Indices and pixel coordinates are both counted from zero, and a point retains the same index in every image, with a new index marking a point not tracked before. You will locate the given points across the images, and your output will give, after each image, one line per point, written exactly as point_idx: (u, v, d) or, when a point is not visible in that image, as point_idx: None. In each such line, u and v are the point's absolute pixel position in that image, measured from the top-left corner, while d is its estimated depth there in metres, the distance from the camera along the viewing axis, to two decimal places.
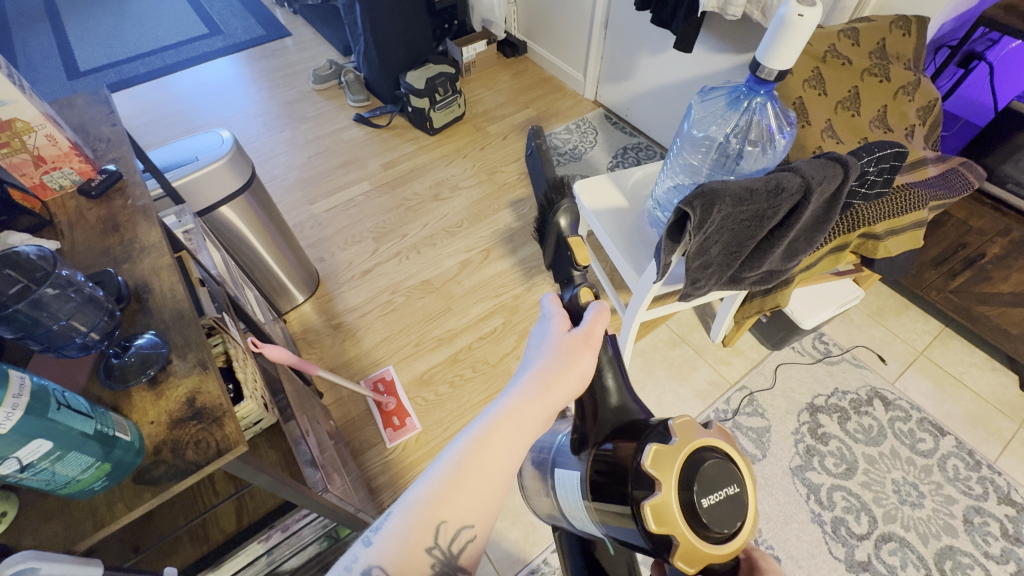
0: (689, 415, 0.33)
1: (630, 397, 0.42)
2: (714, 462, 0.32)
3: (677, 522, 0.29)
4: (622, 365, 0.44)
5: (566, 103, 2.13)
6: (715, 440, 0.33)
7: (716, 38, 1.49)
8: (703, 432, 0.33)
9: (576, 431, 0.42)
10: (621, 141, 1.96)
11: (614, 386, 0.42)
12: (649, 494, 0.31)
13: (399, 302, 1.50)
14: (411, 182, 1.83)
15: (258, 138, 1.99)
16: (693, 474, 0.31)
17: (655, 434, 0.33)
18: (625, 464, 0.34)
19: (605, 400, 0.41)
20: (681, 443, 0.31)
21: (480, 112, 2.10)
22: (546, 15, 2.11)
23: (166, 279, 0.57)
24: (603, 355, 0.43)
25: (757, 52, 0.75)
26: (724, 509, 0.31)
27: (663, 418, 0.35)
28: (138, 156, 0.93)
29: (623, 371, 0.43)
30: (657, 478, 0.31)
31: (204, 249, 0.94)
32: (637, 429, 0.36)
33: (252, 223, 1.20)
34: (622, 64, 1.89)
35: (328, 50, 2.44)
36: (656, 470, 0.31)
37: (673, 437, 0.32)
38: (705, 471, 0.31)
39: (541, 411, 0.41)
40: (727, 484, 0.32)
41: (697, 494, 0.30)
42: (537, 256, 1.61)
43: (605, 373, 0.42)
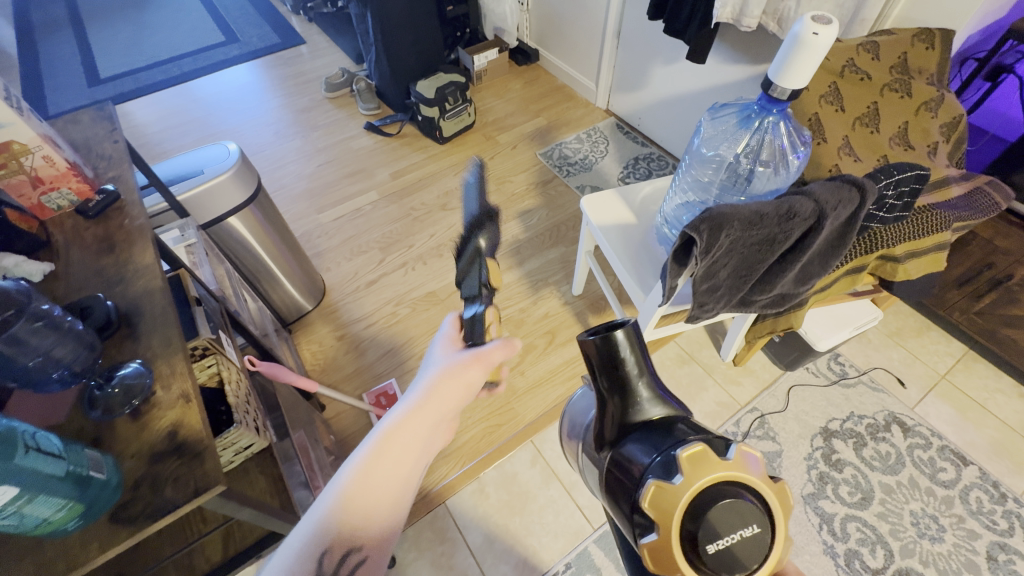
0: (702, 445, 0.32)
1: (666, 397, 0.39)
2: (727, 501, 0.30)
3: (677, 562, 0.30)
4: (649, 359, 0.39)
5: (577, 113, 2.11)
6: (735, 471, 0.31)
7: (730, 49, 1.45)
8: (717, 466, 0.31)
9: (598, 425, 0.39)
10: (633, 151, 1.94)
11: (647, 392, 0.38)
12: (648, 533, 0.31)
13: (404, 313, 1.49)
14: (419, 192, 1.82)
15: (269, 146, 2.01)
16: (699, 514, 0.30)
17: (662, 464, 0.32)
18: (632, 486, 0.34)
19: (635, 411, 0.38)
20: (685, 482, 0.30)
21: (491, 121, 2.08)
22: (559, 23, 2.09)
23: (155, 303, 0.56)
24: (627, 351, 0.38)
25: (769, 70, 0.73)
26: (738, 551, 0.30)
27: (679, 444, 0.33)
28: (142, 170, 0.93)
29: (648, 362, 0.39)
30: (655, 519, 0.31)
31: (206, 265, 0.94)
32: (655, 447, 0.34)
33: (258, 235, 1.20)
34: (635, 73, 1.87)
35: (340, 59, 2.45)
36: (653, 510, 0.31)
37: (679, 473, 0.31)
38: (716, 515, 0.30)
39: (433, 420, 0.43)
40: (744, 526, 0.30)
41: (702, 539, 0.30)
42: (542, 270, 1.58)
43: (634, 377, 0.38)
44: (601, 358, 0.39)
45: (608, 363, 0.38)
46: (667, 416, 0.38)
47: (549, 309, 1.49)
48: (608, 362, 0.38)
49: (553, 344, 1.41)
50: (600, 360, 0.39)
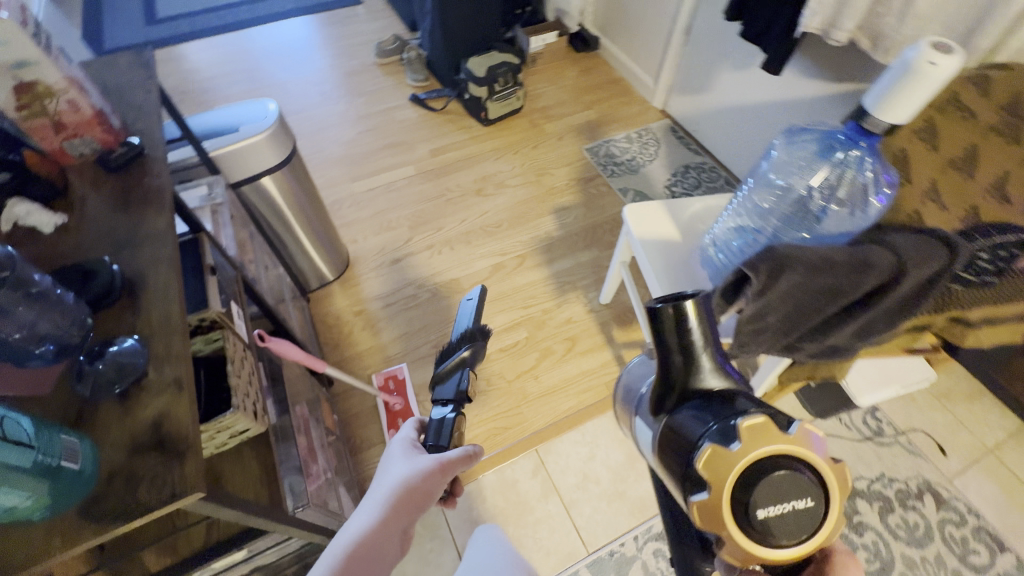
0: (762, 417, 0.29)
1: (726, 369, 0.37)
2: (780, 473, 0.28)
3: (723, 523, 0.29)
4: (717, 330, 0.36)
5: (631, 110, 2.01)
6: (797, 447, 0.29)
7: (811, 62, 1.33)
8: (781, 438, 0.29)
9: (653, 386, 0.37)
10: (684, 158, 1.83)
11: (710, 363, 0.36)
12: (696, 491, 0.30)
13: (424, 297, 1.46)
14: (456, 173, 1.76)
15: (313, 106, 1.98)
16: (754, 483, 0.28)
17: (720, 431, 0.30)
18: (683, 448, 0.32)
19: (696, 379, 0.36)
20: (743, 450, 0.28)
21: (539, 107, 1.99)
22: (626, 12, 1.97)
23: (160, 273, 0.53)
24: (695, 320, 0.36)
25: (866, 98, 0.63)
26: (790, 521, 0.28)
27: (738, 415, 0.31)
28: (176, 122, 0.91)
29: (716, 333, 0.36)
30: (707, 481, 0.29)
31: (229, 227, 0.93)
32: (710, 412, 0.33)
33: (288, 200, 1.17)
34: (699, 75, 1.75)
35: (395, 22, 2.38)
36: (708, 473, 0.29)
37: (736, 440, 0.29)
38: (770, 484, 0.28)
39: (395, 523, 0.50)
40: (799, 497, 0.28)
41: (754, 506, 0.28)
42: (572, 272, 1.52)
43: (699, 347, 0.35)
44: (668, 329, 0.36)
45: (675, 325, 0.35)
46: (723, 385, 0.36)
47: (573, 315, 1.42)
48: (679, 332, 0.35)
49: (572, 352, 1.36)
50: (663, 323, 0.36)
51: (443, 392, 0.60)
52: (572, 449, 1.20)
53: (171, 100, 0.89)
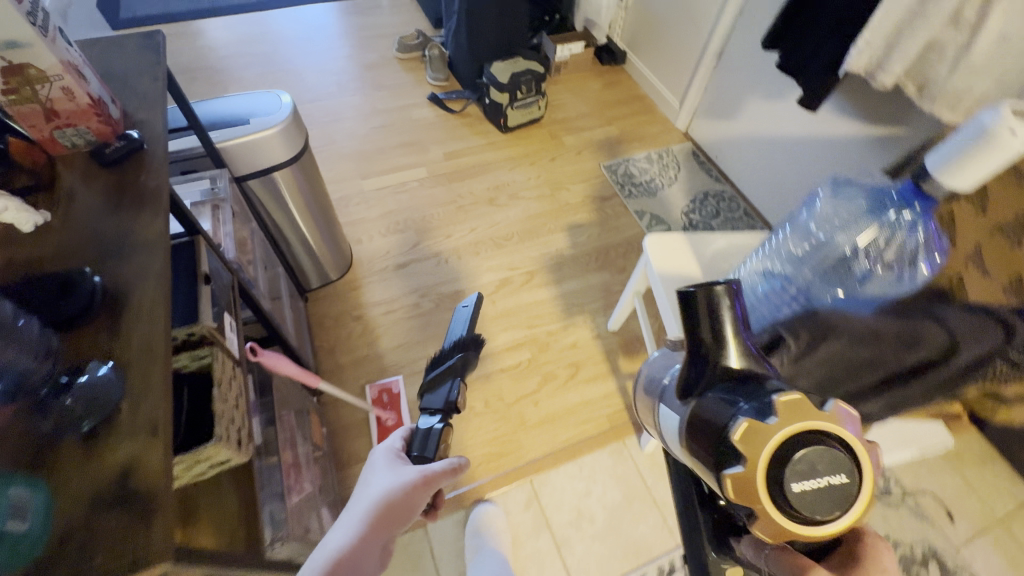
0: (800, 395, 0.30)
1: (756, 354, 0.36)
2: (816, 448, 0.29)
3: (757, 496, 0.29)
4: (744, 317, 0.37)
5: (652, 129, 1.96)
6: (830, 423, 0.30)
7: (848, 102, 1.29)
8: (815, 414, 0.30)
9: (682, 372, 0.38)
10: (703, 184, 1.78)
11: (738, 348, 0.36)
12: (731, 465, 0.30)
13: (427, 308, 1.41)
14: (470, 180, 1.71)
15: (328, 97, 1.92)
16: (789, 455, 0.29)
17: (755, 406, 0.31)
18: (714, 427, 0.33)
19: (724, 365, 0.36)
20: (780, 424, 0.29)
21: (560, 118, 1.94)
22: (657, 29, 1.92)
23: (146, 289, 0.47)
24: (727, 308, 0.37)
25: (929, 158, 0.57)
26: (822, 497, 0.29)
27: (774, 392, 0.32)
28: (184, 111, 0.85)
29: (745, 320, 0.37)
30: (743, 453, 0.30)
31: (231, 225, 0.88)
32: (739, 391, 0.34)
33: (294, 197, 1.12)
34: (727, 101, 1.70)
35: (418, 17, 2.32)
36: (744, 445, 0.30)
37: (773, 415, 0.30)
38: (805, 457, 0.29)
39: (379, 535, 0.49)
40: (832, 473, 0.29)
41: (789, 477, 0.29)
42: (580, 293, 1.47)
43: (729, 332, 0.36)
44: (699, 311, 0.37)
45: (708, 311, 0.36)
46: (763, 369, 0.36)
47: (578, 339, 1.38)
48: (708, 316, 0.36)
49: (575, 378, 1.31)
50: (697, 309, 0.37)
51: (432, 401, 0.61)
52: (568, 482, 1.15)
53: (179, 86, 0.84)
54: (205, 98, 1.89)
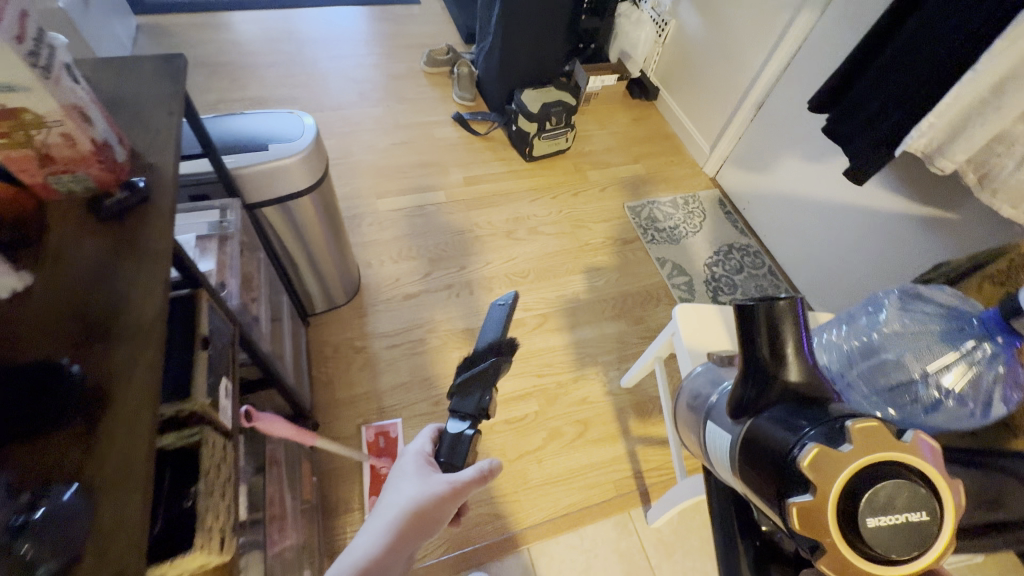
0: (875, 422, 0.32)
1: (818, 376, 0.38)
2: (892, 482, 0.30)
3: (826, 527, 0.31)
4: (807, 337, 0.39)
5: (680, 171, 1.90)
6: (907, 454, 0.31)
7: (895, 177, 1.23)
8: (892, 445, 0.31)
9: (738, 390, 0.40)
10: (729, 236, 1.72)
11: (800, 366, 0.38)
12: (799, 493, 0.32)
13: (433, 344, 1.34)
14: (489, 209, 1.65)
15: (350, 106, 1.86)
16: (865, 488, 0.30)
17: (824, 433, 0.33)
18: (775, 451, 0.35)
19: (787, 384, 0.37)
20: (853, 453, 0.31)
21: (586, 151, 1.88)
22: (695, 69, 1.87)
23: (130, 384, 0.41)
24: (789, 325, 0.38)
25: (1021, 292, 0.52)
26: (896, 532, 0.30)
27: (845, 418, 0.34)
28: (200, 136, 0.78)
29: (807, 343, 0.38)
30: (813, 481, 0.31)
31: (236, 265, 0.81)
32: (804, 413, 0.36)
33: (308, 226, 1.06)
34: (762, 153, 1.64)
35: (450, 29, 2.26)
36: (815, 474, 0.31)
37: (847, 442, 0.31)
38: (880, 490, 0.30)
39: (404, 544, 0.50)
40: (910, 509, 0.30)
41: (864, 510, 0.30)
42: (595, 343, 1.41)
43: (790, 349, 0.37)
44: (763, 330, 0.38)
45: (769, 330, 0.38)
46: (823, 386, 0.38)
47: (589, 394, 1.31)
48: (772, 337, 0.38)
49: (583, 437, 1.24)
50: (760, 327, 0.38)
51: (461, 405, 0.63)
52: (567, 554, 1.08)
53: (195, 109, 0.76)
54: (224, 94, 1.82)
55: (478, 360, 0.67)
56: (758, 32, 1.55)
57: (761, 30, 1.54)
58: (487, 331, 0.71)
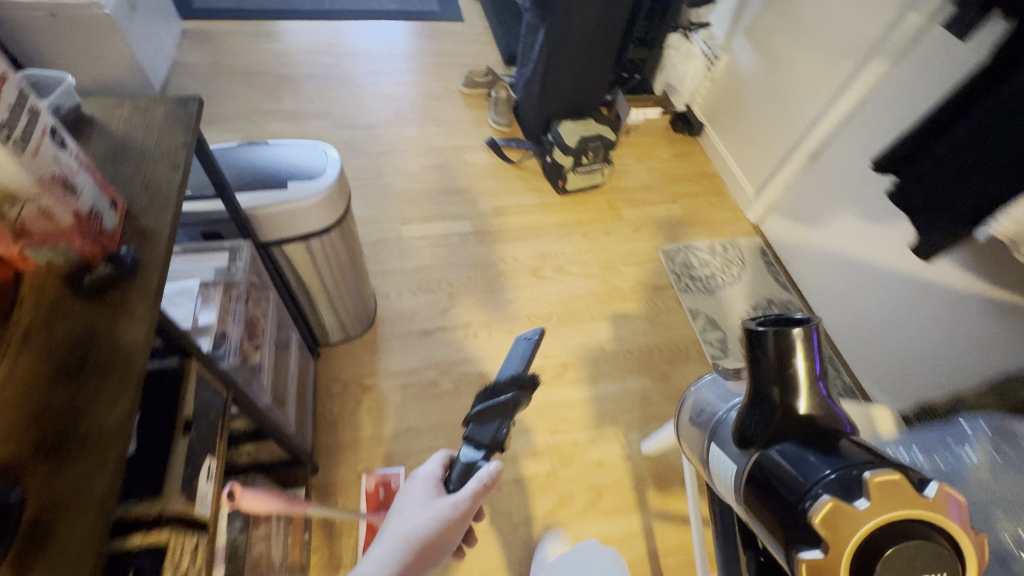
0: (898, 474, 0.29)
1: (830, 403, 0.36)
2: (916, 542, 0.28)
3: None
4: (821, 361, 0.36)
5: (720, 215, 1.79)
6: (931, 510, 0.28)
7: (969, 256, 1.11)
8: (914, 498, 0.29)
9: (742, 419, 0.38)
10: (769, 290, 1.61)
11: (809, 392, 0.35)
12: (809, 547, 0.30)
13: (445, 388, 1.27)
14: (515, 243, 1.58)
15: (384, 125, 1.82)
16: (880, 547, 0.28)
17: (840, 483, 0.31)
18: (785, 493, 0.33)
19: (795, 413, 0.35)
20: (872, 508, 0.28)
21: (622, 186, 1.80)
22: (745, 109, 1.76)
23: (80, 513, 0.35)
24: (802, 348, 0.36)
25: None
26: None
27: (863, 467, 0.31)
28: (213, 178, 0.74)
29: (821, 366, 0.36)
30: (825, 538, 0.29)
31: (241, 311, 0.78)
32: (815, 450, 0.34)
33: (324, 263, 1.01)
34: (813, 206, 1.53)
35: (492, 49, 2.21)
36: (826, 529, 0.29)
37: (863, 497, 0.29)
38: (902, 553, 0.27)
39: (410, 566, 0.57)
40: (931, 571, 0.27)
41: (878, 571, 0.28)
42: (616, 399, 1.31)
43: (800, 374, 0.35)
44: (769, 355, 0.36)
45: (779, 356, 0.35)
46: (833, 417, 0.36)
47: (606, 457, 1.22)
48: (779, 362, 0.35)
49: (596, 505, 1.15)
50: (766, 347, 0.36)
51: (478, 436, 0.57)
52: None
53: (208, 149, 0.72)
54: (259, 105, 1.81)
55: (500, 389, 0.59)
56: (820, 79, 1.44)
57: (823, 76, 1.43)
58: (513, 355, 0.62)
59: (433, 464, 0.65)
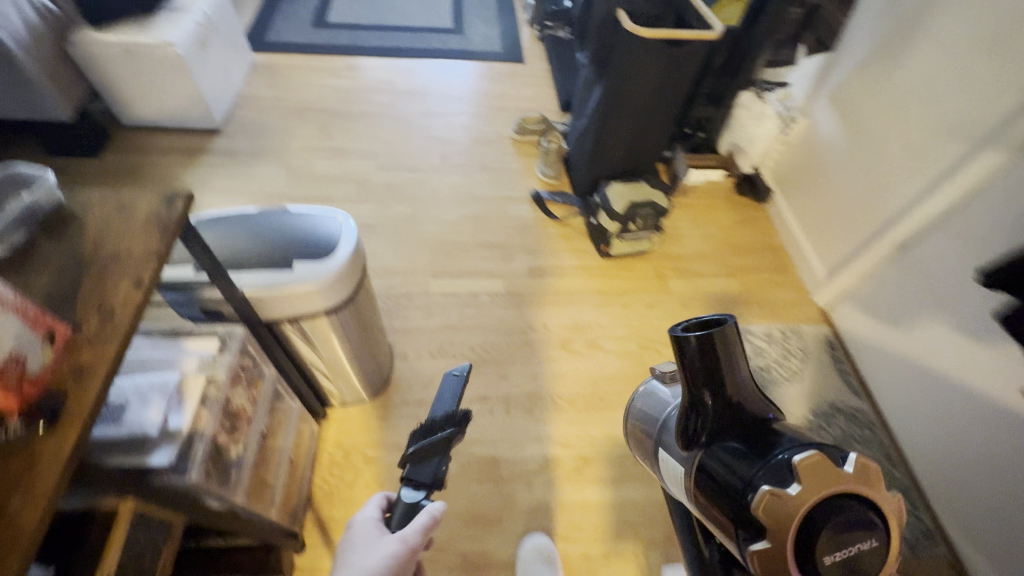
0: (819, 455, 0.39)
1: (749, 394, 0.47)
2: (841, 515, 0.37)
3: (785, 563, 0.38)
4: (736, 355, 0.46)
5: (782, 295, 1.60)
6: (847, 485, 0.38)
7: None
8: (834, 476, 0.38)
9: (686, 423, 0.49)
10: (834, 393, 1.40)
11: (732, 388, 0.46)
12: (757, 539, 0.39)
13: (450, 470, 1.18)
14: (547, 309, 1.47)
15: (429, 170, 1.79)
16: (818, 521, 0.37)
17: (774, 473, 0.40)
18: (733, 485, 0.43)
19: (725, 406, 0.46)
20: (802, 491, 0.38)
21: (672, 254, 1.65)
22: (821, 181, 1.57)
23: None
24: (725, 349, 0.46)
25: None
26: (846, 561, 0.37)
27: (787, 454, 0.41)
28: (213, 270, 0.70)
29: (739, 362, 0.46)
30: (768, 526, 0.38)
31: (220, 404, 0.72)
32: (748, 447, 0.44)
33: (332, 338, 0.96)
34: (896, 306, 1.32)
35: (550, 93, 2.14)
36: (768, 517, 0.38)
37: (794, 483, 0.38)
38: (832, 526, 0.37)
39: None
40: (856, 539, 0.37)
41: (820, 549, 0.37)
42: (640, 507, 1.16)
43: (724, 373, 0.45)
44: (700, 362, 0.45)
45: (704, 362, 0.45)
46: (748, 401, 0.47)
47: None
48: (706, 367, 0.45)
49: None
50: (692, 352, 0.45)
51: (417, 475, 0.61)
52: None
53: (203, 249, 0.66)
54: (311, 141, 1.83)
55: (436, 426, 0.63)
56: (916, 162, 1.24)
57: (920, 160, 1.23)
58: (445, 392, 0.68)
59: (372, 505, 0.66)
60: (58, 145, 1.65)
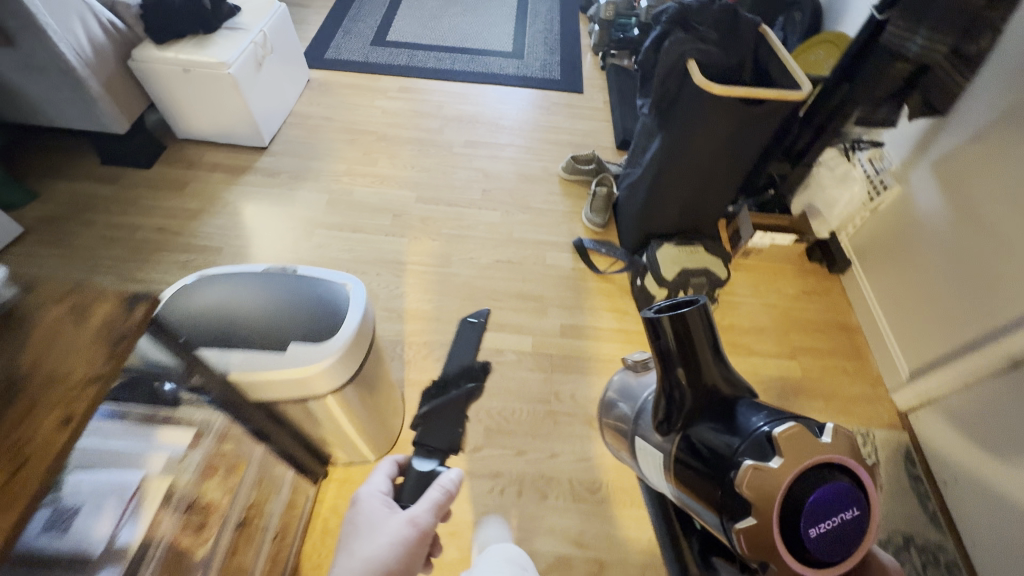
0: (800, 427, 0.33)
1: (725, 366, 0.40)
2: (827, 484, 0.32)
3: (770, 549, 0.32)
4: (713, 328, 0.39)
5: (850, 388, 1.39)
6: (832, 454, 0.33)
7: None
8: (818, 447, 0.32)
9: (659, 406, 0.42)
10: (905, 521, 1.20)
11: (711, 365, 0.39)
12: (744, 517, 0.33)
13: (449, 556, 1.07)
14: (577, 377, 1.34)
15: (468, 206, 1.69)
16: (801, 495, 0.32)
17: (755, 446, 0.34)
18: (714, 467, 0.36)
19: (702, 386, 0.39)
20: (785, 465, 0.32)
21: (724, 325, 1.48)
22: (915, 263, 1.34)
23: None
24: (697, 328, 0.39)
25: None
26: (834, 533, 0.32)
27: (767, 425, 0.35)
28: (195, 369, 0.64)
29: (715, 337, 0.39)
30: (755, 505, 0.32)
31: (186, 502, 0.69)
32: (724, 423, 0.38)
33: (337, 413, 0.88)
34: (998, 435, 1.08)
35: (607, 128, 2.00)
36: (755, 497, 0.32)
37: (776, 457, 0.32)
38: (815, 499, 0.32)
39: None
40: (843, 509, 0.32)
41: (802, 522, 0.32)
42: None
43: (700, 348, 0.39)
44: (673, 336, 0.38)
45: (679, 344, 0.39)
46: (722, 378, 0.40)
47: None
48: (681, 344, 0.38)
49: None
50: (666, 333, 0.39)
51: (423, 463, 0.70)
52: None
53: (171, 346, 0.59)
54: (354, 166, 1.79)
55: None
56: None
57: None
58: None
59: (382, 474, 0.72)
60: (115, 154, 1.69)
